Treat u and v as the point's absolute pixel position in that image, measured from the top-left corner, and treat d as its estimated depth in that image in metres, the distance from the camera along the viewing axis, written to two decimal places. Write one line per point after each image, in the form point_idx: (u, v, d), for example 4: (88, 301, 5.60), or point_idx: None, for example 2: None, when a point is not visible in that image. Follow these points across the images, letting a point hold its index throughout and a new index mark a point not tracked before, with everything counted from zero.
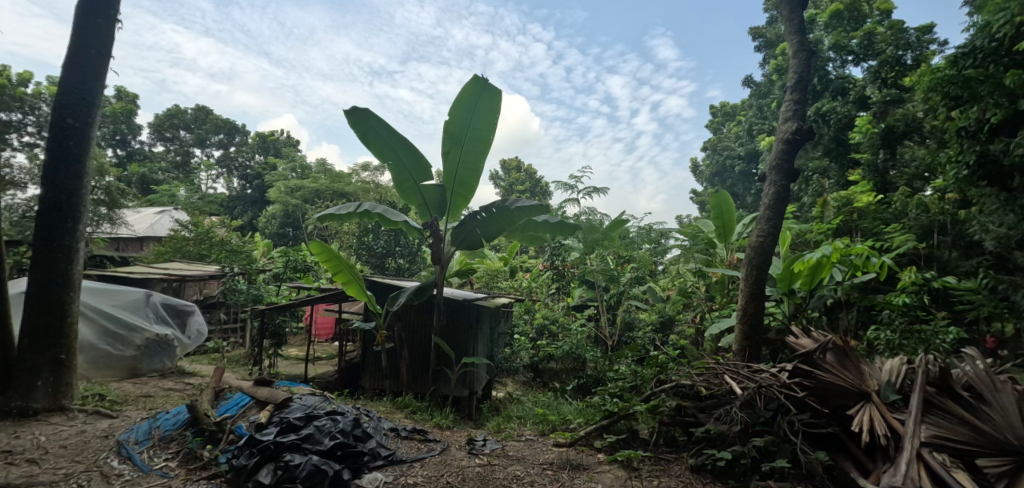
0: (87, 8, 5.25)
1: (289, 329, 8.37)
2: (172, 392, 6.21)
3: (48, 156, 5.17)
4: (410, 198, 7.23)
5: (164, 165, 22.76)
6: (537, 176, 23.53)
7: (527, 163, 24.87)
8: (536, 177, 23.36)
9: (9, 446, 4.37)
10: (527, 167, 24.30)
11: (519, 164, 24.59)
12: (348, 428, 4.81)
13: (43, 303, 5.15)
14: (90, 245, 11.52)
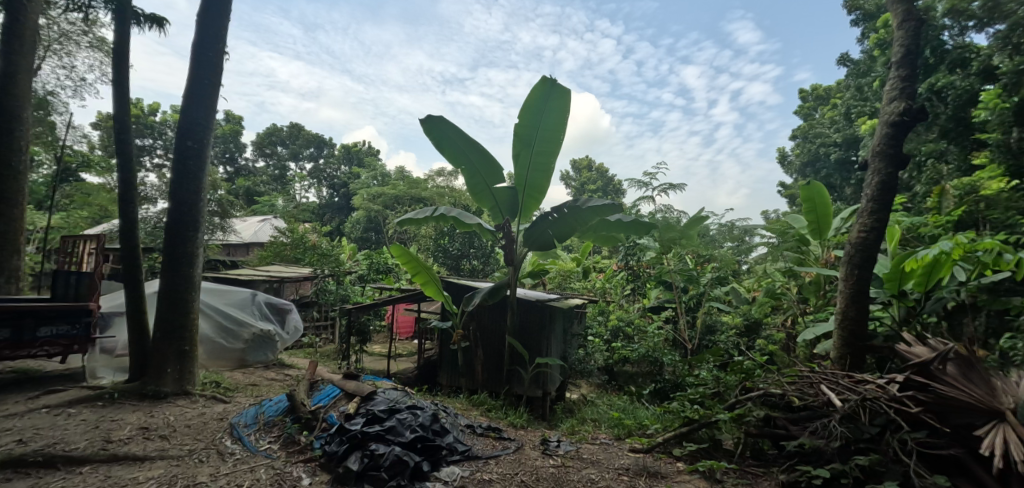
0: (201, 45, 6.01)
1: (373, 328, 8.95)
2: (274, 382, 6.90)
3: (175, 175, 5.99)
4: (483, 201, 7.39)
5: (265, 178, 25.42)
6: (609, 175, 23.02)
7: (598, 162, 24.45)
8: (608, 175, 22.88)
9: (147, 423, 5.11)
10: (598, 165, 23.88)
11: (590, 162, 24.26)
12: (427, 422, 5.03)
13: (170, 301, 5.97)
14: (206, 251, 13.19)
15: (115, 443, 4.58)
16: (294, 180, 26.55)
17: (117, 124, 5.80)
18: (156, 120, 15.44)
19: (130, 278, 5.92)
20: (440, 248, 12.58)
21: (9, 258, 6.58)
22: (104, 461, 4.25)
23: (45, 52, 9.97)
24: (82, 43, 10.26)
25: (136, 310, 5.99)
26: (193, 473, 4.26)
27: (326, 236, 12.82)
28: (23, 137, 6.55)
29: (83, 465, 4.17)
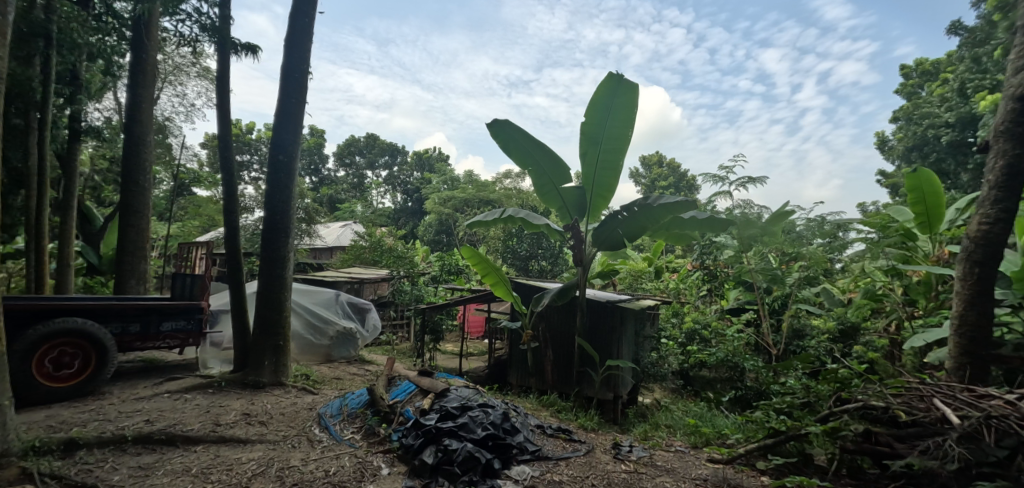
0: (289, 67, 6.59)
1: (445, 327, 9.28)
2: (356, 377, 7.39)
3: (270, 186, 6.63)
4: (550, 201, 7.38)
5: (345, 186, 27.30)
6: (681, 170, 21.99)
7: (669, 157, 23.46)
8: (680, 170, 21.89)
9: (250, 410, 5.69)
10: (670, 161, 22.93)
11: (661, 157, 23.34)
12: (498, 420, 5.13)
13: (266, 300, 6.59)
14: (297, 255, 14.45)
15: (223, 426, 5.14)
16: (372, 188, 28.23)
17: (222, 144, 6.53)
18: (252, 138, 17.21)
19: (234, 280, 6.63)
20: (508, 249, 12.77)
21: (138, 262, 7.53)
22: (214, 442, 4.79)
23: (163, 83, 11.49)
24: (191, 73, 11.77)
25: (240, 308, 6.70)
26: (287, 457, 4.67)
27: (400, 239, 13.52)
28: (148, 158, 7.58)
29: (197, 444, 4.72)
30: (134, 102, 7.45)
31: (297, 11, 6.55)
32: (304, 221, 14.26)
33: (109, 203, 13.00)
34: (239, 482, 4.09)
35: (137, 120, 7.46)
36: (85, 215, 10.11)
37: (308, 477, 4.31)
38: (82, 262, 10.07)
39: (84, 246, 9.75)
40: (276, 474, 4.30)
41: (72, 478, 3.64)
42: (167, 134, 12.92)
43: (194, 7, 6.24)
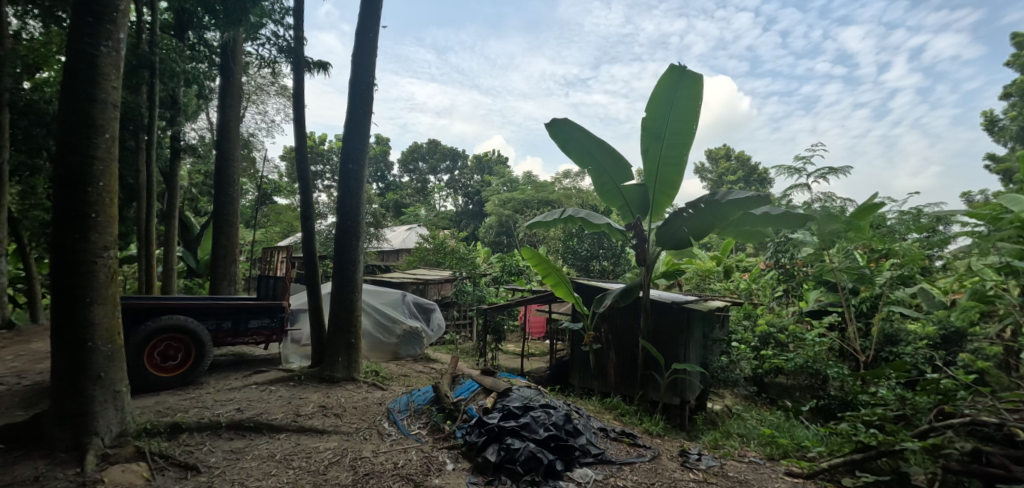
0: (356, 80, 6.98)
1: (506, 327, 9.39)
2: (422, 374, 7.68)
3: (341, 193, 7.06)
4: (611, 200, 7.20)
5: (410, 191, 28.46)
6: (752, 163, 20.69)
7: (738, 149, 22.16)
8: (751, 163, 20.57)
9: (327, 403, 6.09)
10: (738, 153, 21.64)
11: (729, 150, 22.09)
12: (560, 422, 5.12)
13: (340, 300, 7.03)
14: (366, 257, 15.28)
15: (302, 417, 5.54)
16: (435, 192, 29.16)
17: (299, 155, 7.05)
18: (325, 148, 18.48)
19: (311, 281, 7.12)
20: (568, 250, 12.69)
21: (228, 265, 8.30)
22: (295, 431, 5.17)
23: (247, 102, 12.64)
24: (271, 92, 12.83)
25: (316, 308, 7.18)
26: (359, 448, 4.93)
27: (462, 241, 13.86)
28: (235, 171, 8.35)
29: (280, 432, 5.12)
30: (224, 121, 8.24)
31: (363, 27, 6.93)
32: (372, 226, 15.02)
33: (205, 213, 14.43)
34: (318, 469, 4.36)
35: (226, 137, 8.24)
36: (186, 223, 11.35)
37: (379, 468, 4.50)
38: (183, 265, 11.31)
39: (184, 251, 11.01)
40: (350, 463, 4.53)
41: (177, 458, 4.05)
42: (252, 148, 14.15)
43: (273, 31, 6.79)
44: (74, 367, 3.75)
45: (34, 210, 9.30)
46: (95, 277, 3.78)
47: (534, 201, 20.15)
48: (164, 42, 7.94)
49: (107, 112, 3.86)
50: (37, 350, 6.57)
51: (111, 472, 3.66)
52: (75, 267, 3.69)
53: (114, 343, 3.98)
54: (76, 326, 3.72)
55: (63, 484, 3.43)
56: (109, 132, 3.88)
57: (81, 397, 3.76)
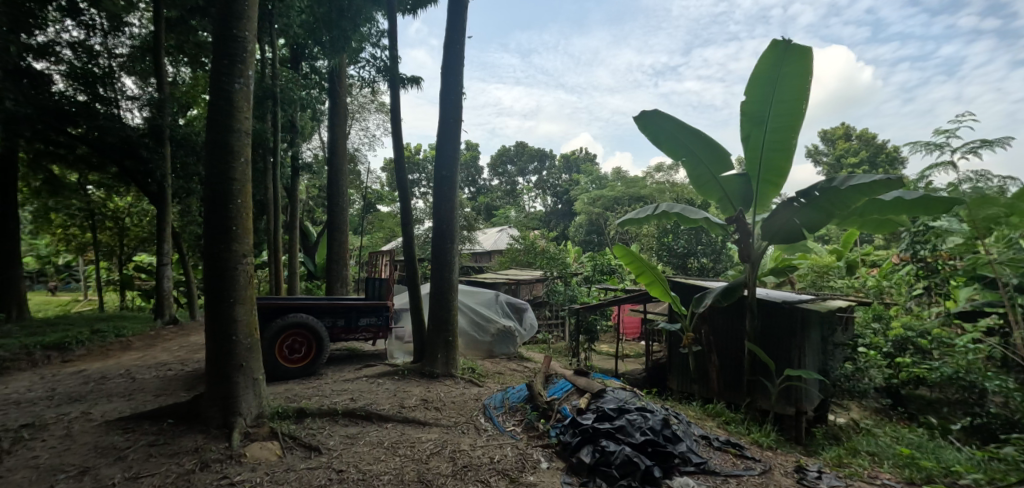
0: (445, 91, 7.34)
1: (599, 327, 9.22)
2: (515, 373, 7.83)
3: (436, 199, 7.45)
4: (709, 192, 6.64)
5: (500, 194, 29.40)
6: (878, 142, 18.12)
7: (860, 128, 19.53)
8: (877, 142, 18.00)
9: (429, 397, 6.46)
10: (860, 132, 19.04)
11: (848, 130, 19.56)
12: (658, 426, 4.92)
13: (438, 300, 7.42)
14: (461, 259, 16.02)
15: (406, 409, 5.94)
16: (525, 193, 29.68)
17: (398, 166, 7.59)
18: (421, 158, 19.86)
19: (411, 282, 7.60)
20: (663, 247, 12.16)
21: (341, 269, 9.18)
22: (401, 421, 5.55)
23: (352, 121, 13.96)
24: (371, 109, 14.02)
25: (417, 307, 7.66)
26: (457, 441, 5.15)
27: (552, 241, 13.94)
28: (344, 184, 9.22)
29: (388, 422, 5.52)
30: (334, 139, 9.14)
31: (450, 39, 7.27)
32: (465, 228, 16.14)
33: (321, 222, 16.13)
34: (420, 458, 4.58)
35: (336, 153, 9.12)
36: (305, 232, 12.81)
37: (476, 461, 4.63)
38: (304, 269, 12.77)
39: (305, 257, 12.44)
40: (449, 454, 4.73)
41: (302, 439, 4.55)
42: (358, 162, 15.54)
43: (371, 54, 7.43)
44: (223, 356, 4.42)
45: (191, 225, 11.08)
46: (236, 280, 4.42)
47: (624, 198, 19.57)
48: (284, 74, 9.06)
49: (241, 138, 4.50)
50: (195, 343, 7.79)
51: (251, 448, 4.23)
52: (221, 271, 4.36)
53: (252, 336, 4.62)
54: (224, 321, 4.39)
55: (216, 455, 4.05)
56: (243, 155, 4.52)
57: (228, 382, 4.42)
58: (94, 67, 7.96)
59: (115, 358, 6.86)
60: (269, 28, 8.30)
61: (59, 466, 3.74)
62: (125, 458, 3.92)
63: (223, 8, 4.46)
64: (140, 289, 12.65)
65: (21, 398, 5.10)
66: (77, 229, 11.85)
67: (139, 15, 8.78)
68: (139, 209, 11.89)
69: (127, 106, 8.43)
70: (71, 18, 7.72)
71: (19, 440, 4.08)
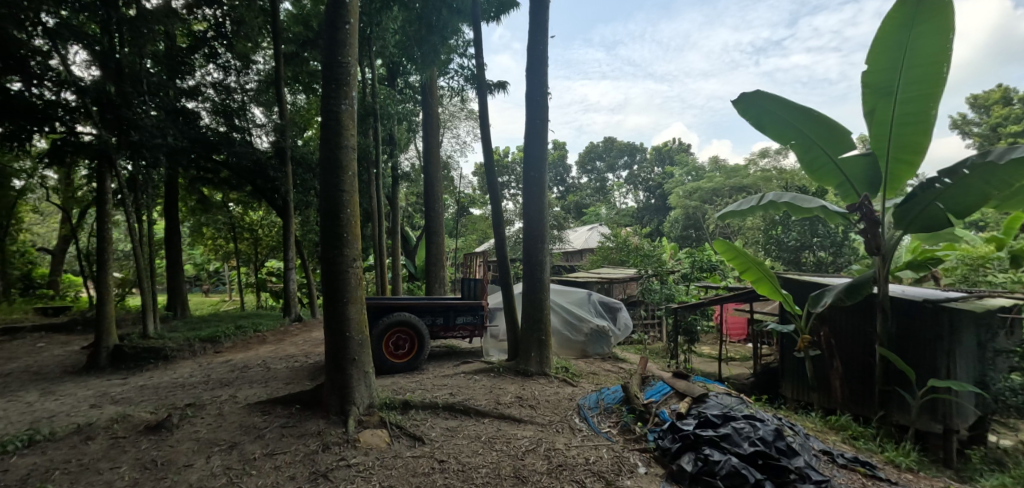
0: (530, 93, 7.40)
1: (700, 328, 8.66)
2: (610, 373, 7.65)
3: (526, 199, 7.53)
4: (826, 179, 5.59)
5: (588, 192, 30.07)
6: None
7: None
8: None
9: (524, 395, 6.54)
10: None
11: (1009, 90, 16.19)
12: (769, 437, 4.43)
13: (531, 301, 7.47)
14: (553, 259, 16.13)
15: (502, 406, 6.01)
16: (615, 190, 28.97)
17: (488, 170, 7.82)
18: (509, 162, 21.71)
19: (505, 282, 7.73)
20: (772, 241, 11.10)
21: (438, 270, 9.70)
22: (497, 417, 5.65)
23: (444, 129, 14.75)
24: (461, 116, 14.73)
25: (510, 308, 7.77)
26: (552, 439, 5.12)
27: (644, 238, 13.51)
28: (439, 191, 9.73)
29: (485, 417, 5.64)
30: (428, 147, 9.70)
31: (533, 41, 7.33)
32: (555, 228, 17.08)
33: (419, 226, 17.21)
34: (517, 454, 4.66)
35: (431, 161, 9.69)
36: (406, 236, 13.84)
37: (571, 461, 4.60)
38: (406, 271, 13.69)
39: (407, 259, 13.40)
40: (544, 452, 4.74)
41: (408, 429, 4.88)
42: (451, 169, 16.33)
43: (459, 64, 7.77)
44: (338, 350, 4.91)
45: (310, 234, 12.45)
46: (348, 282, 4.90)
47: (724, 189, 18.69)
48: (382, 92, 9.84)
49: (349, 153, 4.98)
50: (315, 339, 8.75)
51: (364, 434, 4.64)
52: (335, 274, 4.85)
53: (362, 333, 5.08)
54: (339, 319, 4.89)
55: (336, 439, 4.52)
56: (351, 169, 5.02)
57: (343, 373, 4.91)
58: (229, 103, 9.24)
59: (253, 350, 7.95)
60: (368, 51, 9.05)
61: (214, 440, 4.44)
62: (263, 436, 4.54)
63: (329, 39, 4.98)
64: (272, 291, 14.51)
65: (186, 382, 6.13)
66: (223, 241, 13.94)
67: (263, 53, 10.04)
68: (270, 221, 13.65)
69: (256, 133, 9.79)
70: (212, 62, 9.12)
71: (185, 416, 4.91)
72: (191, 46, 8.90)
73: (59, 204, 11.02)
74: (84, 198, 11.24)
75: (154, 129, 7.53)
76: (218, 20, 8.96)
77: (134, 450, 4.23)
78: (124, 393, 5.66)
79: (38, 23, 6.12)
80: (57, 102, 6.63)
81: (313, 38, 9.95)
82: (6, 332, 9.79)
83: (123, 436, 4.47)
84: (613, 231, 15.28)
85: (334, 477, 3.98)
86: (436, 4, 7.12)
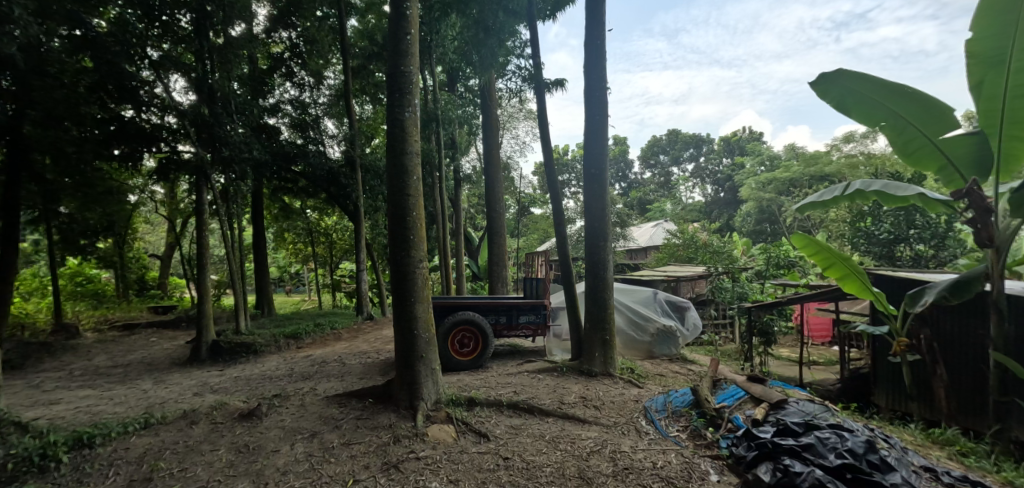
0: (589, 89, 7.28)
1: (778, 329, 8.07)
2: (678, 375, 7.35)
3: (587, 196, 7.41)
4: (926, 164, 4.81)
5: (652, 188, 29.29)
6: None
7: None
8: None
9: (589, 395, 6.41)
10: None
11: None
12: (860, 450, 3.95)
13: (594, 299, 7.34)
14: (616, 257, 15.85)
15: (566, 405, 5.90)
16: (681, 184, 27.91)
17: (548, 168, 7.79)
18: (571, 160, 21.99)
19: (567, 281, 7.64)
20: (860, 234, 10.12)
21: (501, 270, 9.83)
22: (561, 416, 5.53)
23: (504, 130, 14.96)
24: (520, 116, 14.87)
25: (573, 307, 7.69)
26: (618, 441, 4.97)
27: (714, 234, 12.92)
28: (499, 191, 9.88)
29: (550, 417, 5.53)
30: (488, 149, 9.90)
31: (590, 36, 7.21)
32: (618, 225, 16.78)
33: (482, 227, 17.62)
34: (581, 455, 4.60)
35: (491, 163, 9.87)
36: (469, 237, 14.30)
37: (638, 464, 4.47)
38: (469, 271, 14.03)
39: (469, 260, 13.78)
40: (610, 454, 4.64)
41: (473, 425, 4.99)
42: (512, 169, 16.51)
43: (517, 65, 7.81)
44: (405, 348, 5.13)
45: (379, 236, 13.12)
46: (414, 282, 5.11)
47: (802, 178, 17.63)
48: (443, 98, 10.18)
49: (413, 158, 5.19)
50: (385, 336, 9.20)
51: (431, 429, 4.80)
52: (403, 275, 5.08)
53: (429, 331, 5.27)
54: (406, 317, 5.11)
55: (405, 432, 4.72)
56: (416, 173, 5.22)
57: (411, 369, 5.12)
58: (305, 116, 9.99)
59: (330, 346, 8.52)
60: (429, 59, 9.39)
61: (297, 429, 4.82)
62: (340, 427, 4.85)
63: (393, 51, 5.21)
64: (346, 290, 15.51)
65: (272, 374, 6.70)
66: (302, 245, 15.08)
67: (333, 69, 10.76)
68: (343, 225, 14.55)
69: (330, 143, 10.48)
70: (289, 80, 9.92)
71: (272, 405, 5.37)
72: (271, 66, 9.74)
73: (167, 214, 12.44)
74: (186, 209, 12.60)
75: (241, 144, 8.30)
76: (292, 41, 9.87)
77: (230, 435, 4.69)
78: (221, 383, 6.30)
79: (144, 57, 7.03)
80: (162, 125, 7.60)
81: (378, 51, 10.49)
82: (128, 327, 11.23)
83: (221, 422, 4.97)
84: (679, 227, 14.70)
85: (404, 468, 4.17)
86: (492, 7, 7.21)
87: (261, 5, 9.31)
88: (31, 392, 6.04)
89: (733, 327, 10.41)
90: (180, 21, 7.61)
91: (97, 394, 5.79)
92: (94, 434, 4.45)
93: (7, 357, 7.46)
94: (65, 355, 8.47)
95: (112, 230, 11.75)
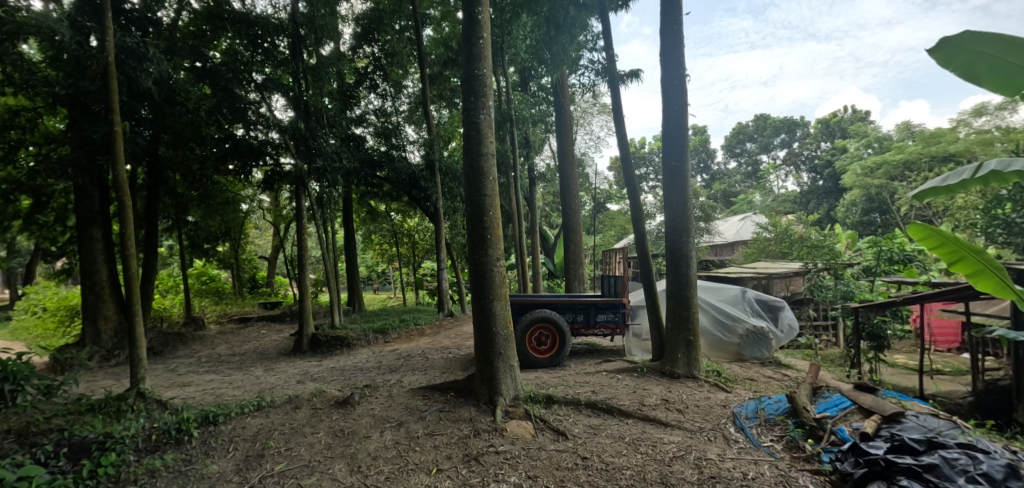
0: (665, 78, 6.96)
1: (892, 331, 7.13)
2: (771, 380, 6.79)
3: (666, 190, 7.08)
4: None
5: (739, 178, 28.21)
6: None
7: None
8: None
9: (671, 398, 6.11)
10: None
11: None
12: (998, 475, 3.37)
13: (676, 299, 6.97)
14: (700, 253, 15.83)
15: (647, 407, 5.69)
16: (771, 173, 25.92)
17: (625, 162, 7.57)
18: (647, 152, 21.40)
19: (646, 280, 7.34)
20: (996, 222, 8.66)
21: (578, 268, 9.76)
22: (642, 419, 5.34)
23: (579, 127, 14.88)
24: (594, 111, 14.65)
25: (654, 306, 7.37)
26: (703, 448, 4.71)
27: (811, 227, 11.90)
28: (574, 189, 9.78)
29: (629, 417, 5.38)
30: (563, 145, 9.90)
31: (666, 22, 6.88)
32: (702, 219, 16.00)
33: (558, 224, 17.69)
34: (663, 460, 4.41)
35: (564, 158, 9.87)
36: (545, 235, 14.53)
37: (726, 474, 4.19)
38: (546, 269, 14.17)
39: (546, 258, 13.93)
40: (694, 461, 4.42)
41: (551, 423, 5.00)
42: (586, 166, 16.33)
43: (589, 59, 7.69)
44: (484, 344, 5.26)
45: (458, 237, 13.63)
46: (493, 280, 5.24)
47: (919, 160, 15.49)
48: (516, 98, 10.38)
49: (488, 159, 5.30)
50: (465, 332, 9.57)
51: (510, 425, 4.88)
52: (481, 273, 5.24)
53: (506, 328, 5.37)
54: (485, 315, 5.25)
55: (485, 426, 4.86)
56: (491, 174, 5.33)
57: (491, 365, 5.24)
58: (387, 124, 10.74)
59: (413, 341, 9.05)
60: (501, 60, 9.60)
61: (386, 417, 5.15)
62: (425, 418, 5.10)
63: (467, 55, 5.35)
64: (429, 288, 16.37)
65: (363, 366, 7.26)
66: (388, 247, 16.14)
67: (412, 78, 11.35)
68: (425, 227, 15.32)
69: (410, 148, 11.08)
70: (373, 92, 10.63)
71: (364, 395, 5.76)
72: (357, 80, 10.45)
73: (274, 220, 13.90)
74: (289, 215, 14.00)
75: (333, 154, 9.01)
76: (375, 55, 10.53)
77: (328, 420, 5.14)
78: (319, 373, 6.95)
79: (251, 80, 7.83)
80: (267, 140, 8.41)
81: (453, 57, 10.95)
82: (243, 321, 12.74)
83: (320, 408, 5.47)
84: (771, 219, 13.63)
85: (484, 461, 4.30)
86: (563, 3, 7.13)
87: (346, 25, 10.16)
88: (169, 374, 7.11)
89: (837, 328, 9.42)
90: (279, 46, 8.43)
91: (218, 379, 6.65)
92: (217, 413, 5.12)
93: (151, 345, 8.82)
94: (195, 344, 9.83)
95: (229, 235, 13.41)
